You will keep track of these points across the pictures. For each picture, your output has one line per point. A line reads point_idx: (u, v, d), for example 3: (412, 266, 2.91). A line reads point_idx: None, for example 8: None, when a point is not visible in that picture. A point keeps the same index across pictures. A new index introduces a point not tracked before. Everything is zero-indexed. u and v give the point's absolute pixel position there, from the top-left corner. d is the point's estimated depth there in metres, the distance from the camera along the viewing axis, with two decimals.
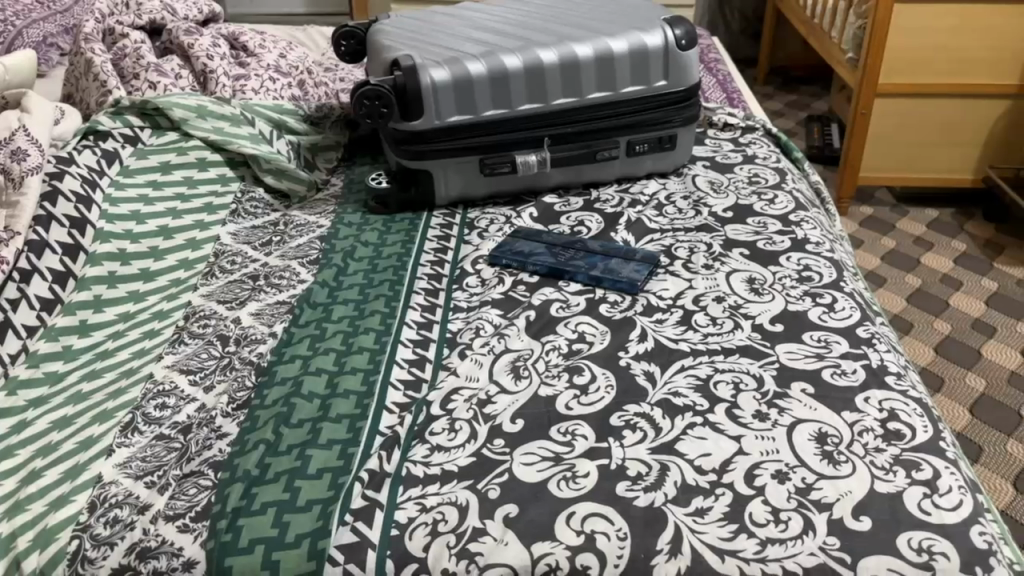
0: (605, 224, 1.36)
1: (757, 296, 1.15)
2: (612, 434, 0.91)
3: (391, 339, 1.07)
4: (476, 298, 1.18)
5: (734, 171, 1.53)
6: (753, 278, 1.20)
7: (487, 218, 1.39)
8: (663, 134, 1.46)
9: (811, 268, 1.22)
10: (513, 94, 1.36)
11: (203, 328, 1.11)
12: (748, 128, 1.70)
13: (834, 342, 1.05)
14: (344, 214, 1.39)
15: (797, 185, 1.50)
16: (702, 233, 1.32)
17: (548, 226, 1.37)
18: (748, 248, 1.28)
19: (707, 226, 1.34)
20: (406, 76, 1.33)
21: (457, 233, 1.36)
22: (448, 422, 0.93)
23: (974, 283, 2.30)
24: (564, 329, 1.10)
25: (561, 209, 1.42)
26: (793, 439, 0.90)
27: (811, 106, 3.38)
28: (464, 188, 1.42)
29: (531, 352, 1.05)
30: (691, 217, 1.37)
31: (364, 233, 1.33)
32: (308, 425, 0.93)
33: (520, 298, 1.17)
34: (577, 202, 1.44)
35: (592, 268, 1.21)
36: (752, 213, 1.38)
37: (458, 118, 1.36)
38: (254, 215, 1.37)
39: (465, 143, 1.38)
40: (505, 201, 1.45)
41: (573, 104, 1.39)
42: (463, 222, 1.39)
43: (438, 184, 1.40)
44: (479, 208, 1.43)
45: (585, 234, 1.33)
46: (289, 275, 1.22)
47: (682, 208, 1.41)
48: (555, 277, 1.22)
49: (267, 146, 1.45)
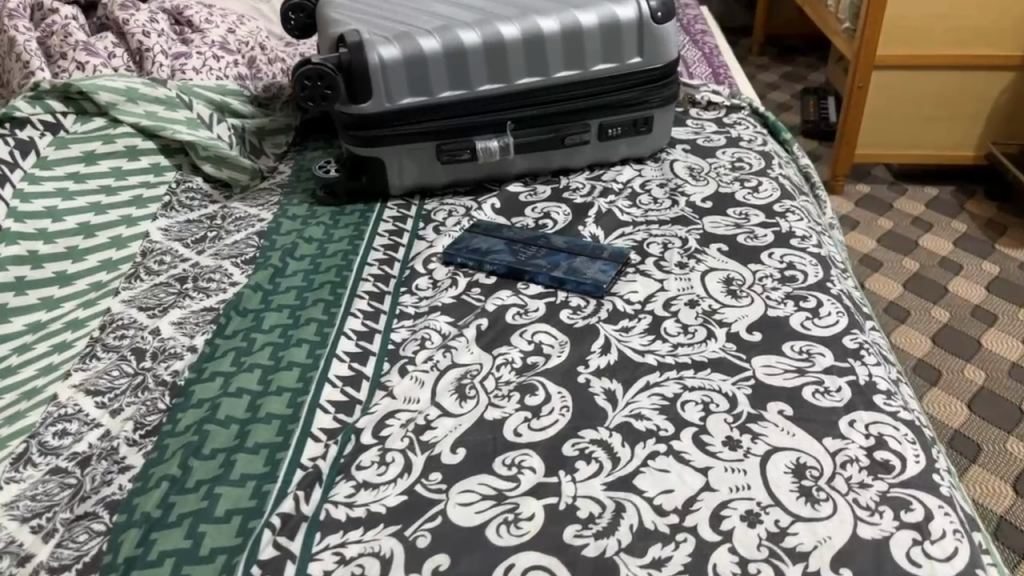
0: (572, 217, 1.24)
1: (734, 300, 1.04)
2: (563, 466, 0.81)
3: (325, 353, 0.96)
4: (425, 302, 1.07)
5: (716, 156, 1.41)
6: (730, 279, 1.09)
7: (444, 210, 1.28)
8: (638, 116, 1.34)
9: (795, 267, 1.11)
10: (471, 73, 1.24)
11: (119, 339, 1.00)
12: (733, 106, 1.58)
13: (817, 354, 0.94)
14: (288, 207, 1.28)
15: (784, 171, 1.38)
16: (678, 226, 1.21)
17: (511, 219, 1.25)
18: (727, 243, 1.17)
19: (683, 218, 1.23)
20: (351, 53, 1.20)
21: (411, 226, 1.24)
22: (379, 453, 0.82)
23: (975, 267, 2.19)
24: (519, 339, 0.99)
25: (526, 200, 1.30)
26: (767, 473, 0.79)
27: (807, 77, 3.24)
28: (421, 177, 1.30)
29: (480, 367, 0.94)
30: (667, 209, 1.26)
31: (308, 228, 1.22)
32: (220, 457, 0.83)
33: (473, 302, 1.06)
34: (544, 191, 1.32)
35: (554, 267, 1.10)
36: (733, 203, 1.27)
37: (411, 101, 1.24)
38: (190, 207, 1.27)
39: (420, 127, 1.26)
40: (466, 190, 1.34)
41: (538, 84, 1.27)
42: (418, 215, 1.27)
43: (391, 173, 1.28)
44: (438, 198, 1.32)
45: (549, 229, 1.22)
46: (219, 276, 1.11)
47: (657, 197, 1.29)
48: (513, 278, 1.10)
49: (204, 131, 1.34)
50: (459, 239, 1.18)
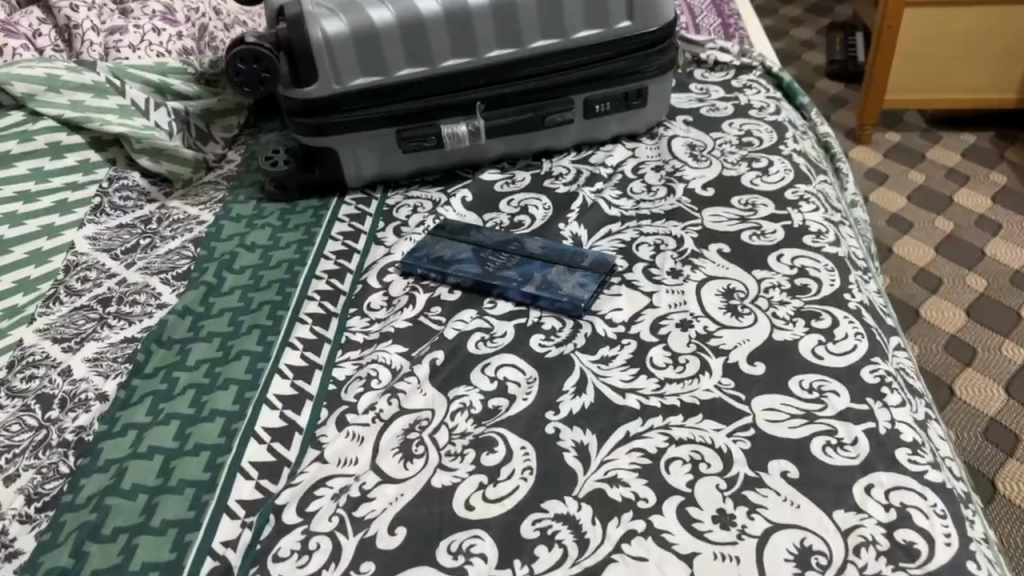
0: (554, 213, 1.09)
1: (735, 321, 0.89)
2: (520, 553, 0.68)
3: (254, 398, 0.83)
4: (377, 325, 0.93)
5: (721, 130, 1.25)
6: (730, 291, 0.94)
7: (408, 206, 1.13)
8: (630, 88, 1.17)
9: (807, 273, 0.95)
10: (432, 47, 1.07)
11: (26, 382, 0.88)
12: (743, 66, 1.39)
13: (830, 393, 0.80)
14: (233, 205, 1.14)
15: (799, 146, 1.22)
16: (673, 223, 1.05)
17: (483, 215, 1.10)
18: (729, 243, 1.01)
19: (680, 211, 1.07)
20: (291, 29, 1.04)
21: (369, 226, 1.10)
22: (303, 537, 0.70)
23: (1016, 225, 2.01)
24: (480, 376, 0.85)
25: (502, 191, 1.15)
26: (765, 561, 0.66)
27: (834, 11, 2.99)
28: (381, 167, 1.15)
29: (432, 416, 0.80)
30: (662, 200, 1.10)
31: (253, 233, 1.09)
32: (121, 541, 0.71)
33: (432, 326, 0.92)
34: (523, 180, 1.17)
35: (527, 279, 0.95)
36: (738, 190, 1.11)
37: (365, 81, 1.08)
38: (124, 209, 1.14)
39: (376, 112, 1.10)
40: (435, 179, 1.18)
41: (512, 56, 1.10)
42: (379, 212, 1.12)
43: (347, 164, 1.13)
44: (402, 190, 1.17)
45: (526, 229, 1.07)
46: (145, 298, 0.98)
47: (651, 185, 1.13)
48: (480, 293, 0.96)
49: (139, 119, 1.18)
50: (421, 244, 1.03)
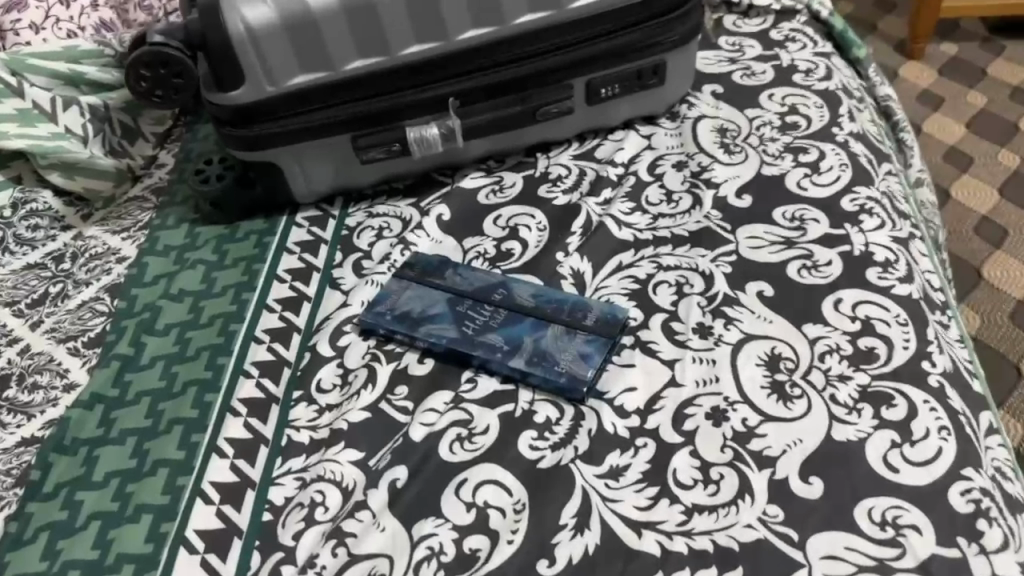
0: (550, 236, 0.88)
1: (782, 410, 0.69)
2: None
3: (170, 534, 0.67)
4: (328, 415, 0.74)
5: (759, 106, 1.01)
6: (775, 360, 0.73)
7: (373, 230, 0.92)
8: (644, 65, 0.93)
9: (875, 330, 0.75)
10: (387, 31, 0.84)
11: None
12: (785, 10, 1.13)
13: (909, 532, 0.61)
14: (161, 233, 0.95)
15: (857, 126, 0.98)
16: (699, 252, 0.84)
17: (463, 242, 0.89)
18: (772, 282, 0.80)
19: (708, 234, 0.86)
20: (204, 21, 0.81)
21: (325, 260, 0.90)
22: None
23: None
24: (454, 500, 0.66)
25: (487, 205, 0.93)
26: None
27: None
28: (338, 179, 0.94)
29: (392, 569, 0.63)
30: (685, 215, 0.88)
31: (182, 274, 0.89)
32: None
33: (397, 418, 0.73)
34: (514, 187, 0.95)
35: (515, 349, 0.75)
36: (782, 197, 0.89)
37: (305, 80, 0.86)
38: (32, 244, 0.95)
39: (324, 116, 0.88)
40: (406, 186, 0.97)
41: (491, 37, 0.86)
42: (336, 238, 0.92)
43: (295, 179, 0.92)
44: (366, 205, 0.96)
45: (516, 262, 0.86)
46: (48, 378, 0.81)
47: (671, 193, 0.91)
48: (457, 363, 0.77)
49: (43, 125, 0.98)
50: (383, 290, 0.83)
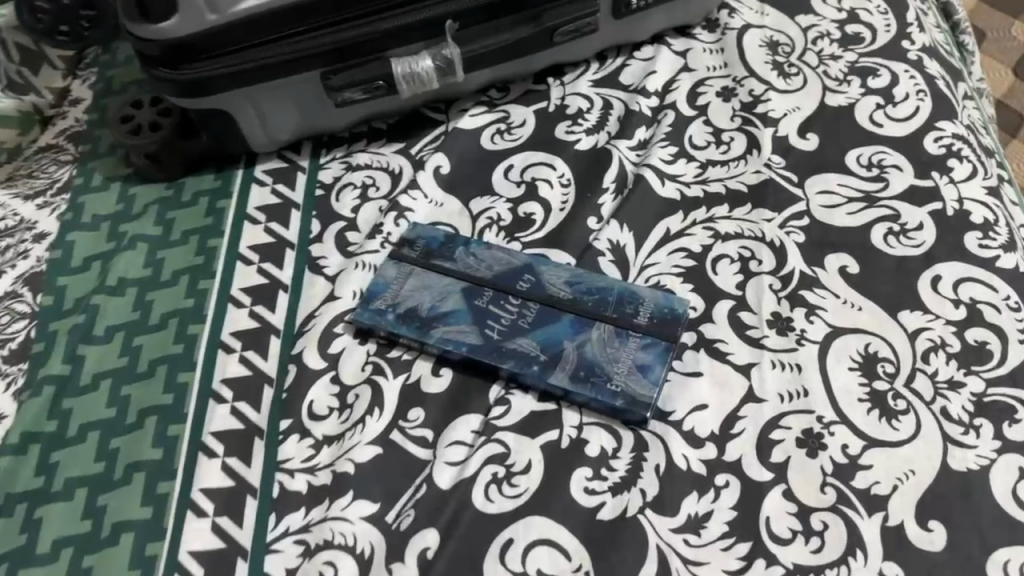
0: (577, 196, 0.72)
1: (887, 431, 0.57)
2: None
3: None
4: (327, 452, 0.60)
5: (812, 12, 0.83)
6: (871, 362, 0.61)
7: (355, 188, 0.75)
8: None
9: (985, 317, 0.62)
10: None
11: None
12: None
13: None
14: (88, 200, 0.76)
15: (929, 36, 0.81)
16: (764, 215, 0.69)
17: (470, 204, 0.73)
18: (855, 254, 0.66)
19: (770, 188, 0.71)
20: None
21: (300, 231, 0.72)
22: None
23: None
24: (501, 569, 0.54)
25: (494, 151, 0.76)
26: None
27: None
28: (306, 123, 0.75)
29: None
30: (740, 162, 0.73)
31: (121, 257, 0.72)
32: None
33: (415, 453, 0.59)
34: (524, 126, 0.78)
35: (555, 359, 0.61)
36: (854, 136, 0.74)
37: (258, 2, 0.65)
38: None
39: (285, 51, 0.68)
40: (389, 126, 0.79)
41: None
42: (309, 200, 0.75)
43: (252, 127, 0.73)
44: (343, 152, 0.78)
45: (538, 232, 0.70)
46: None
47: (719, 134, 0.75)
48: (480, 374, 0.62)
49: None
50: (377, 280, 0.67)
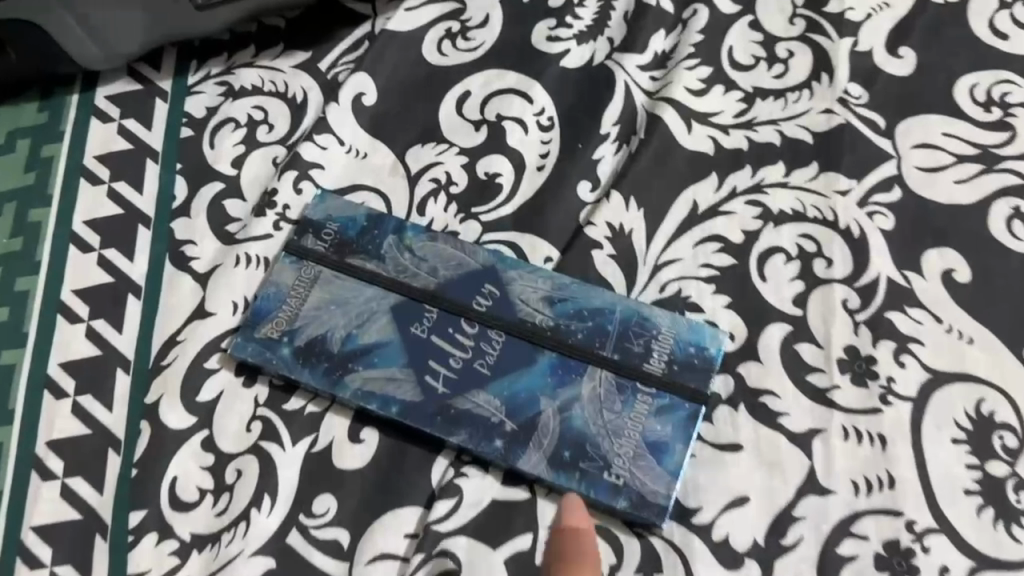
0: (562, 145, 0.50)
1: (1005, 544, 0.40)
2: None
3: None
4: (198, 563, 0.42)
5: None
6: (986, 430, 0.42)
7: (237, 128, 0.51)
8: None
9: None
10: None
11: None
12: None
13: None
14: None
15: None
16: (835, 183, 0.47)
17: (407, 157, 0.50)
18: (967, 249, 0.46)
19: (845, 140, 0.48)
20: None
21: (158, 197, 0.50)
22: None
23: None
24: None
25: (443, 69, 0.52)
26: None
27: None
28: (160, 30, 0.51)
29: None
30: (803, 92, 0.50)
31: None
32: None
33: (323, 569, 0.41)
34: (486, 27, 0.53)
35: (526, 428, 0.42)
36: (969, 53, 0.50)
37: None
38: None
39: None
40: (290, 24, 0.54)
41: None
42: (171, 143, 0.51)
43: (73, 36, 0.49)
44: (221, 67, 0.53)
45: (505, 206, 0.49)
46: None
47: (772, 46, 0.51)
48: (420, 441, 0.43)
49: None
50: (267, 288, 0.46)
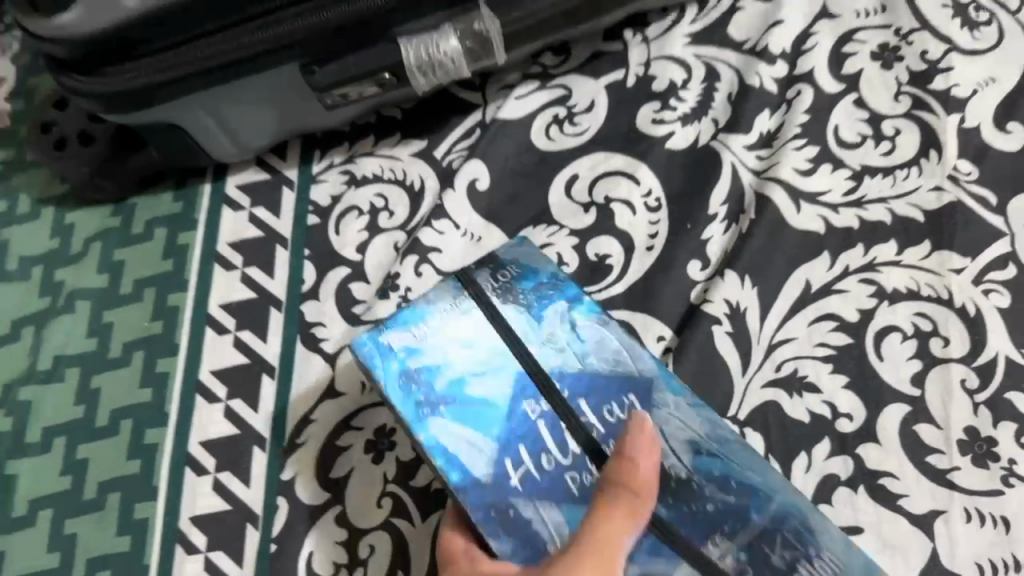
0: (671, 225, 0.51)
1: None
2: None
3: None
4: None
5: None
6: None
7: (360, 214, 0.54)
8: None
9: None
10: None
11: None
12: None
13: None
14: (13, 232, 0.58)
15: None
16: (951, 261, 0.48)
17: (519, 239, 0.52)
18: None
19: (957, 218, 0.49)
20: None
21: (287, 281, 0.53)
22: None
23: None
24: None
25: (550, 152, 0.55)
26: None
27: None
28: (288, 123, 0.54)
29: None
30: (913, 171, 0.51)
31: (59, 320, 0.55)
32: None
33: None
34: (592, 112, 0.55)
35: None
36: None
37: None
38: None
39: (242, 45, 0.46)
40: (405, 114, 0.57)
41: None
42: (298, 229, 0.55)
43: (213, 138, 0.53)
44: (343, 156, 0.57)
45: (617, 284, 0.50)
46: None
47: (878, 123, 0.53)
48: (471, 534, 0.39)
49: None
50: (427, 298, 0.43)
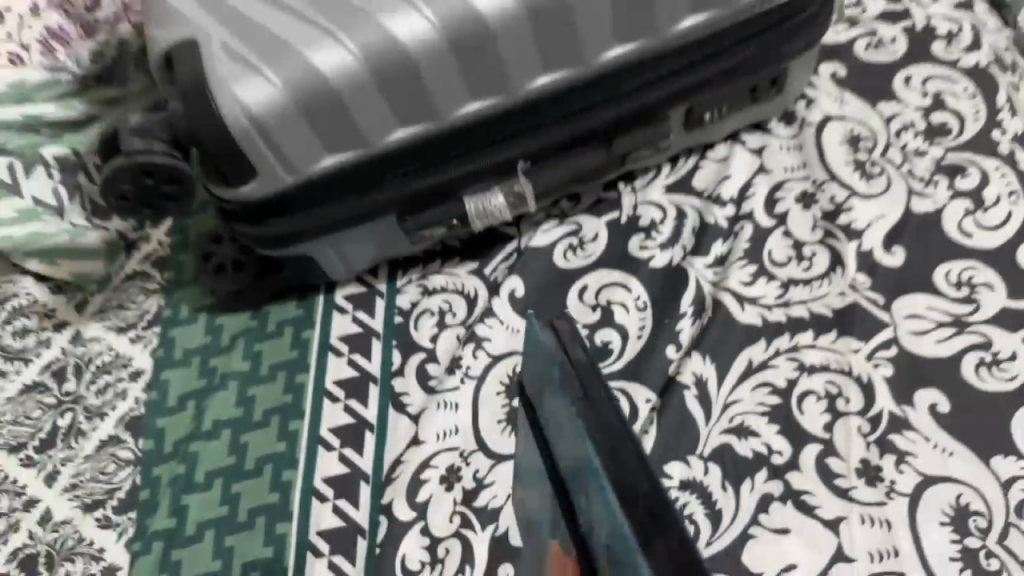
0: (654, 321, 0.73)
1: None
2: None
3: None
4: None
5: (896, 96, 0.80)
6: (964, 514, 0.62)
7: (432, 315, 0.76)
8: (761, 79, 0.71)
9: None
10: (431, 91, 0.63)
11: None
12: None
13: None
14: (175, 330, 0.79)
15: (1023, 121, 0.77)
16: (851, 344, 0.69)
17: None
18: (947, 389, 0.67)
19: (856, 315, 0.70)
20: (189, 112, 0.61)
21: (380, 364, 0.75)
22: None
23: None
24: None
25: (567, 270, 0.76)
26: None
27: None
28: (382, 252, 0.76)
29: None
30: (825, 281, 0.72)
31: (214, 395, 0.76)
32: None
33: None
34: (597, 241, 0.77)
35: None
36: (942, 250, 0.72)
37: (333, 161, 0.65)
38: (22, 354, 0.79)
39: (360, 204, 0.68)
40: (462, 243, 0.79)
41: (569, 81, 0.65)
42: (388, 327, 0.76)
43: (330, 262, 0.75)
44: (418, 274, 0.79)
45: (616, 362, 0.72)
46: (84, 562, 0.71)
47: (801, 247, 0.74)
48: None
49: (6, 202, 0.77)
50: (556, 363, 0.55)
